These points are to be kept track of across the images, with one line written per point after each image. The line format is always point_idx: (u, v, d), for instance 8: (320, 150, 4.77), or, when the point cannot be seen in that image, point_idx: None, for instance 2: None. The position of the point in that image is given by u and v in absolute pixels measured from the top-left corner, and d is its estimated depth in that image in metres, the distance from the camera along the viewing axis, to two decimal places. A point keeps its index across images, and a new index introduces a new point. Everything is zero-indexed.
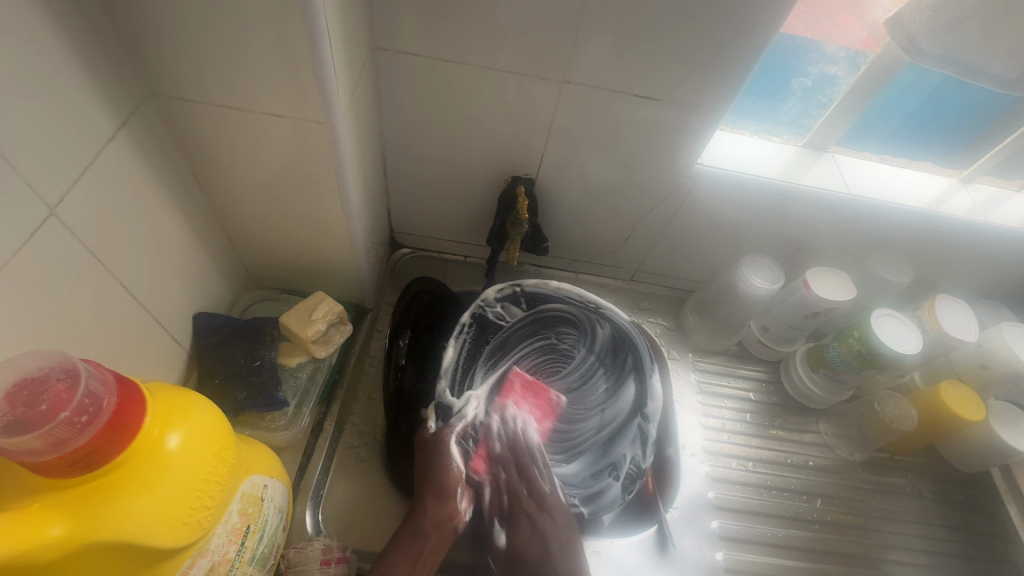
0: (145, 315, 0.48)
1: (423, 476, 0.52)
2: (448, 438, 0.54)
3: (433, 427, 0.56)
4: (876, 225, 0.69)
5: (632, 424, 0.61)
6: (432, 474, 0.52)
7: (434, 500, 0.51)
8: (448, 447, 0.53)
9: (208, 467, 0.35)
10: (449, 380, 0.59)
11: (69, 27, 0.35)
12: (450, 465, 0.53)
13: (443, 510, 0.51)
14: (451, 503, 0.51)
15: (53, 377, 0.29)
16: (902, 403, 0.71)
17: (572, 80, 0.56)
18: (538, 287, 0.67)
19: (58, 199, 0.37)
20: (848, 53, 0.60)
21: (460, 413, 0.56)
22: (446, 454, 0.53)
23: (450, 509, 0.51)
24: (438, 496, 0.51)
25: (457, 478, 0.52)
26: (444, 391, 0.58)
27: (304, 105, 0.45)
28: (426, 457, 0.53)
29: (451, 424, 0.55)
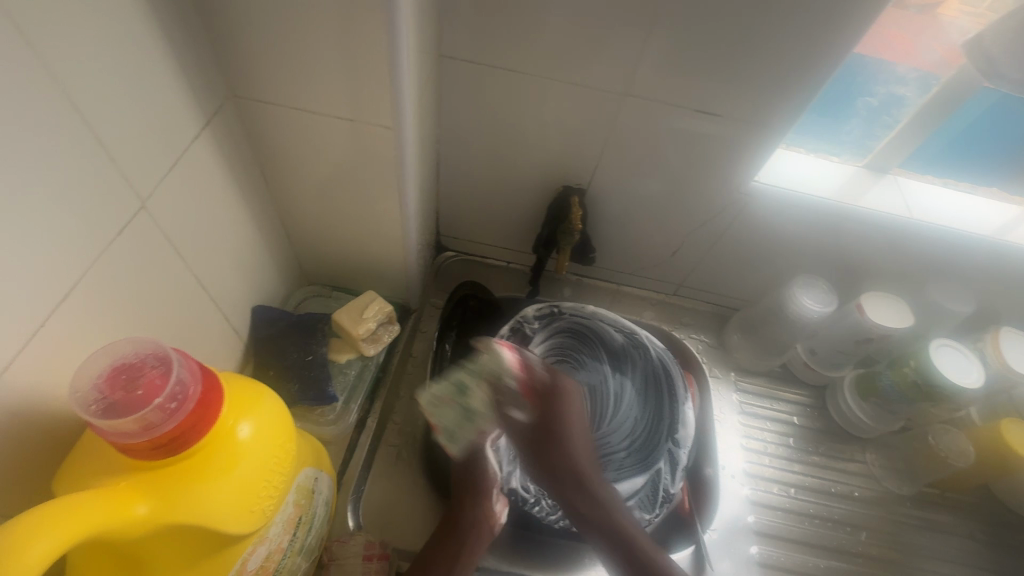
0: (212, 306, 0.50)
1: (463, 479, 0.58)
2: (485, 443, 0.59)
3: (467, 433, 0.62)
4: (937, 253, 0.67)
5: (663, 448, 0.63)
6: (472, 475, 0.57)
7: (474, 499, 0.56)
8: (488, 455, 0.59)
9: (273, 460, 0.37)
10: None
11: (168, 31, 0.37)
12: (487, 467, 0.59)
13: (480, 511, 0.56)
14: (489, 503, 0.57)
15: (148, 363, 0.31)
16: (959, 438, 0.68)
17: (633, 93, 0.56)
18: (577, 309, 0.70)
19: (148, 193, 0.39)
20: (920, 74, 0.59)
21: (494, 419, 0.61)
22: (486, 463, 0.59)
23: (485, 510, 0.56)
24: (474, 495, 0.57)
25: (493, 480, 0.58)
26: None
27: (375, 111, 0.46)
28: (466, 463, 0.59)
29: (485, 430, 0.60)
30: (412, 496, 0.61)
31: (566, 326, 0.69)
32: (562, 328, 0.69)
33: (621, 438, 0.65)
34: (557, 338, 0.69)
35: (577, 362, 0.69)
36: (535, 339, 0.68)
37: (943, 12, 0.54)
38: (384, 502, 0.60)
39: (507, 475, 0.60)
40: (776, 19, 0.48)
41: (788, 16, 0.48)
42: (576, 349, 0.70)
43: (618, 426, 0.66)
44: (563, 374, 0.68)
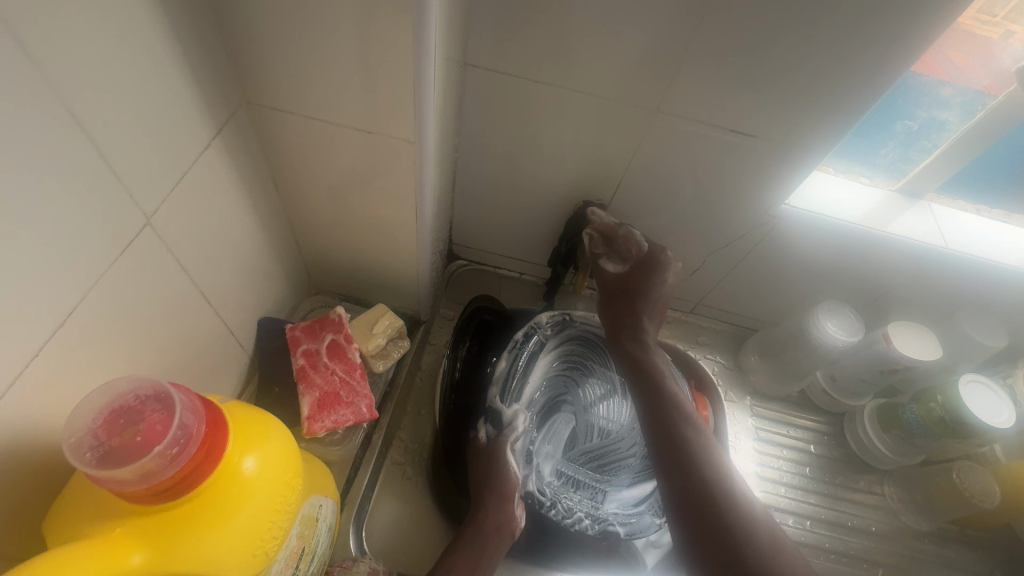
0: (217, 321, 0.48)
1: (483, 482, 0.55)
2: (506, 446, 0.56)
3: (483, 436, 0.58)
4: (969, 284, 0.65)
5: None
6: (493, 478, 0.55)
7: (496, 504, 0.53)
8: (508, 456, 0.56)
9: (280, 498, 0.35)
10: (501, 389, 0.59)
11: (182, 35, 0.35)
12: (509, 472, 0.55)
13: (502, 515, 0.53)
14: (510, 508, 0.54)
15: (149, 405, 0.29)
16: (983, 476, 0.66)
17: (664, 109, 0.54)
18: (588, 318, 0.67)
19: (154, 209, 0.36)
20: (966, 98, 0.55)
21: (511, 423, 0.57)
22: (504, 463, 0.56)
23: (508, 514, 0.53)
24: (498, 499, 0.54)
25: (515, 484, 0.55)
26: (495, 399, 0.59)
27: (396, 125, 0.43)
28: (485, 466, 0.56)
29: (506, 434, 0.57)
30: (419, 516, 0.59)
31: (578, 334, 0.66)
32: (573, 336, 0.66)
33: (630, 444, 0.64)
34: (567, 346, 0.66)
35: (585, 369, 0.67)
36: (548, 345, 0.64)
37: (960, 21, 0.50)
38: (389, 523, 0.59)
39: (526, 479, 0.57)
40: (823, 39, 0.46)
41: (835, 37, 0.46)
42: (585, 355, 0.67)
43: (626, 431, 0.65)
44: (573, 380, 0.66)
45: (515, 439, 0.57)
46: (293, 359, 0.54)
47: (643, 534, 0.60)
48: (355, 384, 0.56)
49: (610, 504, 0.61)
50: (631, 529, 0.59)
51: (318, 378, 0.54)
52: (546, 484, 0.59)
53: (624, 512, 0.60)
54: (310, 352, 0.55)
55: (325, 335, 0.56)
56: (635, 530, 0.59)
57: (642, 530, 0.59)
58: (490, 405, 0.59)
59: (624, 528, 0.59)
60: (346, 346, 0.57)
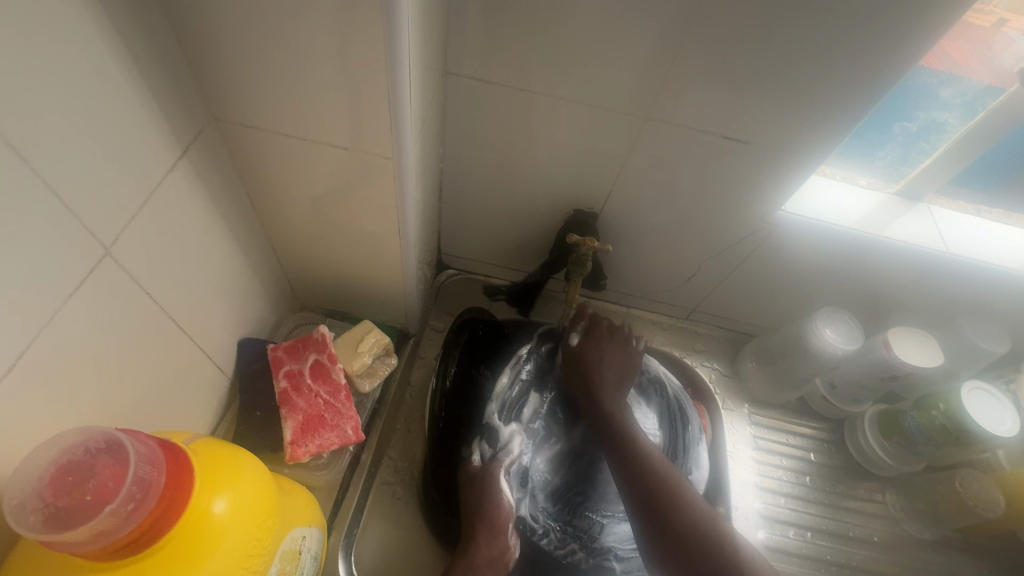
0: (192, 347, 0.46)
1: (474, 512, 0.52)
2: (498, 472, 0.54)
3: (476, 460, 0.56)
4: (970, 288, 0.63)
5: None
6: (485, 509, 0.52)
7: (487, 537, 0.51)
8: (499, 482, 0.54)
9: (253, 542, 0.32)
10: (498, 405, 0.59)
11: (138, 54, 0.33)
12: (500, 499, 0.53)
13: (494, 548, 0.50)
14: (502, 540, 0.51)
15: (99, 458, 0.27)
16: (987, 484, 0.64)
17: (654, 116, 0.52)
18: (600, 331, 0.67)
19: (113, 238, 0.34)
20: (966, 98, 0.53)
21: (507, 445, 0.57)
22: (498, 489, 0.54)
23: (500, 547, 0.51)
24: (489, 532, 0.51)
25: (508, 515, 0.53)
26: (493, 416, 0.58)
27: (372, 140, 0.42)
28: (475, 493, 0.54)
29: (500, 458, 0.56)
30: (410, 538, 0.58)
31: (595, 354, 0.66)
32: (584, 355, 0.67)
33: None
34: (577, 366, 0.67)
35: None
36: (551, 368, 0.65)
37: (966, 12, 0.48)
38: (378, 546, 0.57)
39: (518, 503, 0.56)
40: (815, 44, 0.44)
41: (828, 40, 0.44)
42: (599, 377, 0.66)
43: None
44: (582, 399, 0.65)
45: (509, 463, 0.56)
46: (275, 381, 0.53)
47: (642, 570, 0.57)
48: (340, 406, 0.54)
49: (609, 534, 0.58)
50: (629, 567, 0.57)
51: (301, 401, 0.53)
52: (541, 510, 0.57)
53: (622, 544, 0.57)
54: (293, 373, 0.54)
55: (308, 356, 0.55)
56: (634, 567, 0.57)
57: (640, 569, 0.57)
58: (487, 423, 0.58)
59: (620, 564, 0.57)
60: (330, 367, 0.55)
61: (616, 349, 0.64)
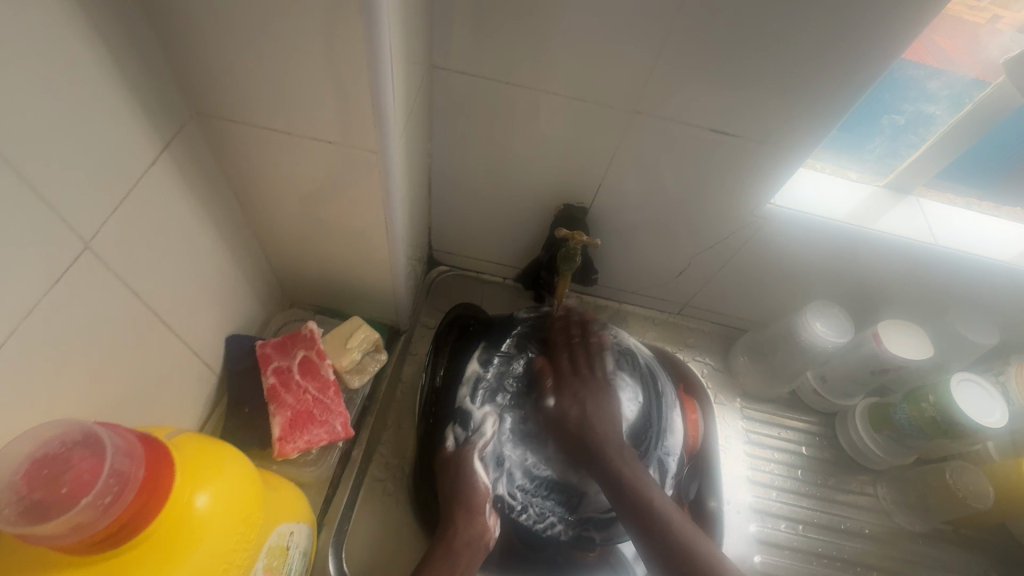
0: (178, 343, 0.46)
1: (451, 496, 0.53)
2: (471, 456, 0.54)
3: (451, 445, 0.57)
4: (961, 281, 0.63)
5: (657, 455, 0.60)
6: (461, 492, 0.52)
7: (466, 519, 0.51)
8: (474, 465, 0.54)
9: (236, 537, 0.32)
10: (470, 390, 0.60)
11: (114, 46, 0.33)
12: (476, 482, 0.53)
13: (474, 529, 0.51)
14: (481, 520, 0.51)
15: (76, 452, 0.27)
16: (977, 476, 0.65)
17: (641, 110, 0.52)
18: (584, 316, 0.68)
19: (93, 232, 0.34)
20: (953, 90, 0.53)
21: (478, 428, 0.57)
22: (471, 472, 0.54)
23: (480, 527, 0.51)
24: (467, 514, 0.51)
25: (484, 496, 0.53)
26: (464, 398, 0.59)
27: (356, 134, 0.41)
28: (452, 478, 0.54)
29: (473, 440, 0.56)
30: (401, 535, 0.58)
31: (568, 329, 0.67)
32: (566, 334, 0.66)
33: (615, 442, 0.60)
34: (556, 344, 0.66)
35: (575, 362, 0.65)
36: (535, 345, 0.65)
37: (952, 7, 0.47)
38: (369, 542, 0.57)
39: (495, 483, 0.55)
40: (800, 36, 0.44)
41: (812, 32, 0.44)
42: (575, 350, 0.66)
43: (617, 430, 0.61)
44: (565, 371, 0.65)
45: (483, 445, 0.56)
46: (263, 377, 0.53)
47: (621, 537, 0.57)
48: (329, 402, 0.54)
49: (589, 504, 0.57)
50: (608, 535, 0.57)
51: (289, 398, 0.53)
52: (518, 488, 0.57)
53: (603, 514, 0.57)
54: (281, 369, 0.53)
55: (297, 352, 0.55)
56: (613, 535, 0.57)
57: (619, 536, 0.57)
58: (460, 407, 0.59)
59: (599, 534, 0.57)
60: (318, 363, 0.55)
61: (597, 388, 0.59)
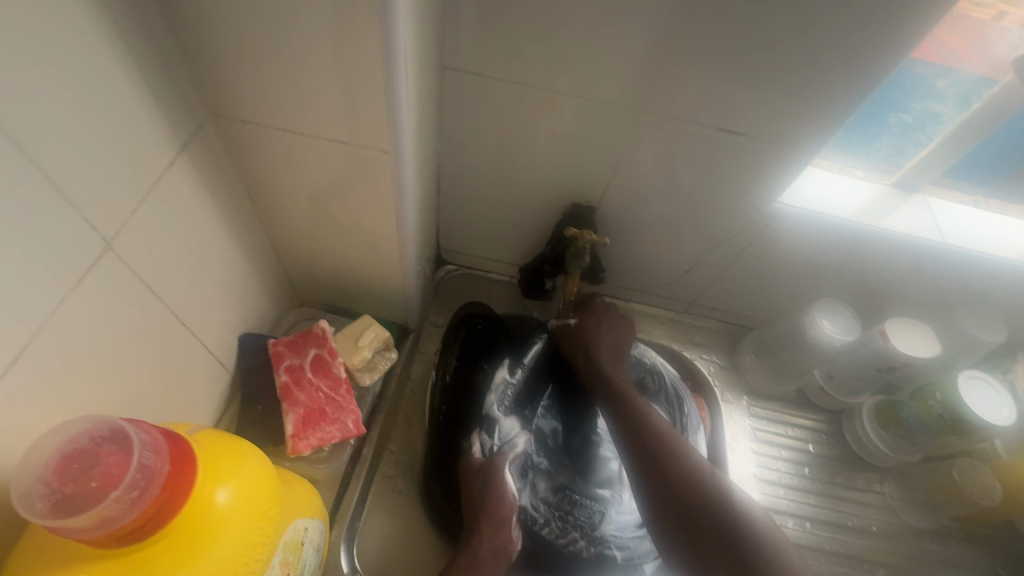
0: (193, 341, 0.46)
1: (479, 506, 0.52)
2: (502, 466, 0.55)
3: (478, 453, 0.56)
4: (969, 279, 0.63)
5: None
6: (489, 503, 0.52)
7: (492, 529, 0.51)
8: (504, 475, 0.54)
9: (255, 531, 0.33)
10: (498, 397, 0.59)
11: (135, 49, 0.33)
12: (505, 494, 0.53)
13: (499, 540, 0.51)
14: (506, 533, 0.52)
15: (105, 447, 0.28)
16: (984, 474, 0.65)
17: (650, 109, 0.52)
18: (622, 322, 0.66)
19: (114, 232, 0.35)
20: (962, 89, 0.54)
21: (511, 440, 0.58)
22: (502, 483, 0.54)
23: (504, 538, 0.51)
24: (493, 525, 0.51)
25: (511, 509, 0.53)
26: (492, 405, 0.59)
27: (369, 135, 0.42)
28: (482, 486, 0.53)
29: (502, 451, 0.57)
30: (412, 533, 0.58)
31: None
32: None
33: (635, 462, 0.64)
34: None
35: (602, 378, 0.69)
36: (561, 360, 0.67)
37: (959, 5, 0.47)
38: (379, 539, 0.57)
39: (519, 493, 0.57)
40: (808, 35, 0.44)
41: (821, 31, 0.44)
42: None
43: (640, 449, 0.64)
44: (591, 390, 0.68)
45: (512, 457, 0.57)
46: (276, 376, 0.53)
47: (642, 560, 0.58)
48: (341, 400, 0.54)
49: (609, 522, 0.59)
50: (629, 554, 0.57)
51: (302, 396, 0.53)
52: (541, 499, 0.58)
53: (623, 533, 0.58)
54: (293, 367, 0.54)
55: (309, 350, 0.55)
56: (634, 555, 0.58)
57: (641, 557, 0.58)
58: (487, 413, 0.58)
59: (620, 551, 0.58)
60: (330, 361, 0.55)
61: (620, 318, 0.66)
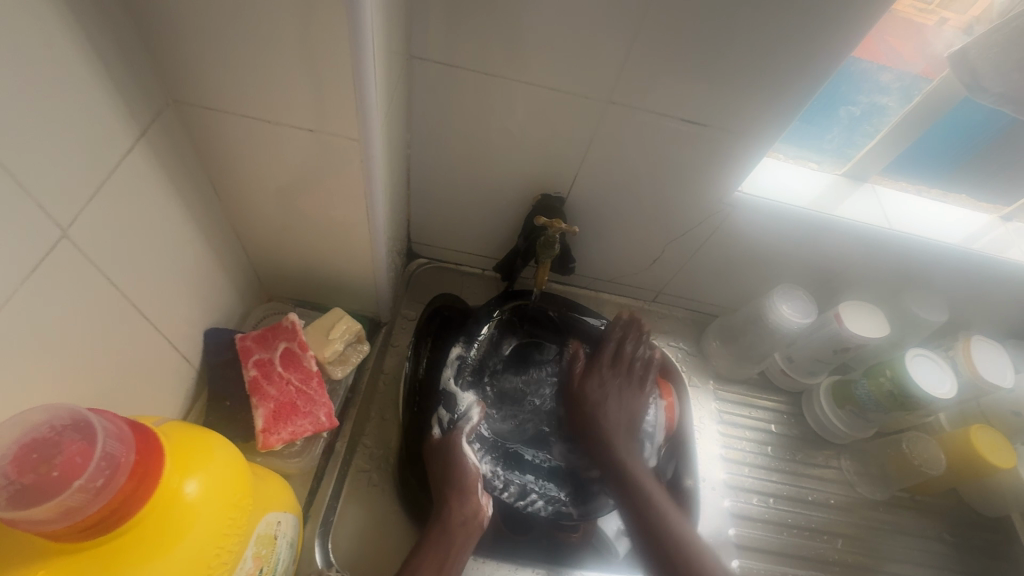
0: (155, 335, 0.45)
1: (444, 478, 0.54)
2: (459, 440, 0.56)
3: (437, 431, 0.57)
4: (914, 263, 0.67)
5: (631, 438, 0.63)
6: (452, 475, 0.53)
7: (458, 498, 0.52)
8: (463, 448, 0.55)
9: (227, 522, 0.32)
10: (455, 372, 0.61)
11: (89, 28, 0.32)
12: (466, 464, 0.54)
13: (468, 509, 0.52)
14: (475, 499, 0.53)
15: (66, 437, 0.27)
16: (931, 445, 0.69)
17: (616, 100, 0.53)
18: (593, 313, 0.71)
19: (70, 220, 0.34)
20: (903, 83, 0.57)
21: (465, 415, 0.59)
22: (461, 454, 0.55)
23: (473, 506, 0.52)
24: (461, 494, 0.52)
25: (475, 476, 0.54)
26: (450, 382, 0.60)
27: (338, 121, 0.41)
28: (442, 464, 0.55)
29: (460, 425, 0.57)
30: (387, 523, 0.58)
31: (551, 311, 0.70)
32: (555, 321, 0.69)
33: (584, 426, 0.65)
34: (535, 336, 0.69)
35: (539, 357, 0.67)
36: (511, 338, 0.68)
37: (898, 8, 0.51)
38: (355, 532, 0.57)
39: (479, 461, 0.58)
40: (763, 32, 0.47)
41: (777, 25, 0.46)
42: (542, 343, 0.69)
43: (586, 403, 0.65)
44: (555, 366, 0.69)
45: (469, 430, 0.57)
46: (244, 370, 0.52)
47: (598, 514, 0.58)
48: (312, 393, 0.54)
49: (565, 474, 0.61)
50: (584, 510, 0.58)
51: (272, 390, 0.52)
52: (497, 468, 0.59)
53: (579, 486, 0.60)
54: (263, 362, 0.53)
55: (278, 344, 0.55)
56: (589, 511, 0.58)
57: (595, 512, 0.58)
58: (445, 391, 0.60)
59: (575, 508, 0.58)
60: (301, 355, 0.55)
61: (626, 384, 0.67)
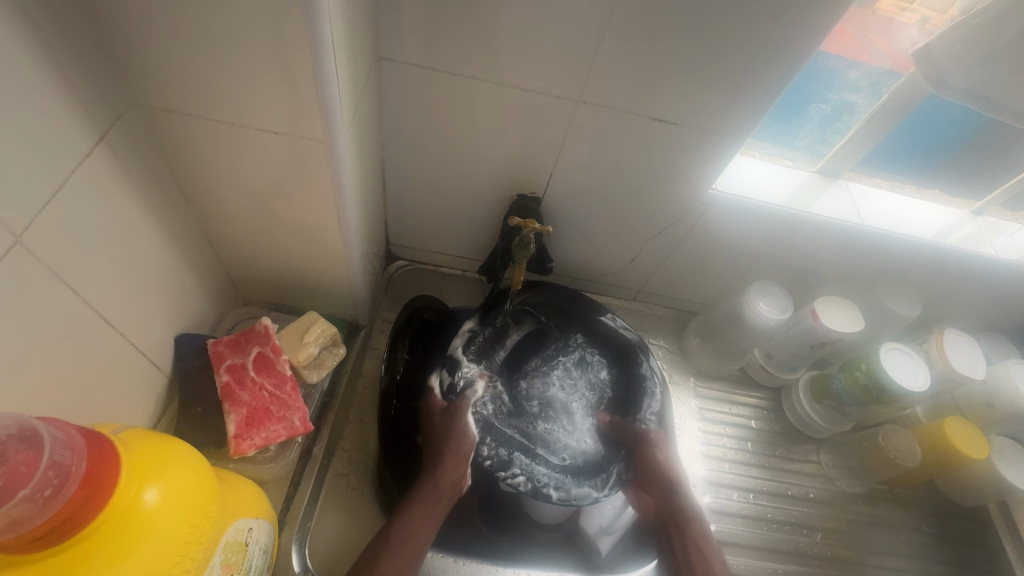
0: (122, 341, 0.44)
1: (441, 439, 0.53)
2: (465, 405, 0.55)
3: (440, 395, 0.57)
4: (887, 259, 0.68)
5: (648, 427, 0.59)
6: (447, 436, 0.53)
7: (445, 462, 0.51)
8: (466, 413, 0.54)
9: (190, 529, 0.32)
10: (464, 341, 0.60)
11: (43, 33, 0.32)
12: (465, 428, 0.53)
13: (456, 470, 0.51)
14: (462, 466, 0.52)
15: (12, 446, 0.26)
16: (907, 437, 0.70)
17: (587, 100, 0.54)
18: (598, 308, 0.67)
19: (25, 227, 0.33)
20: (872, 80, 0.57)
21: (471, 385, 0.57)
22: (464, 422, 0.54)
23: (462, 471, 0.51)
24: (452, 456, 0.52)
25: (470, 444, 0.52)
26: (457, 348, 0.59)
27: (302, 122, 0.41)
28: (445, 424, 0.54)
29: (465, 392, 0.56)
30: (364, 528, 0.57)
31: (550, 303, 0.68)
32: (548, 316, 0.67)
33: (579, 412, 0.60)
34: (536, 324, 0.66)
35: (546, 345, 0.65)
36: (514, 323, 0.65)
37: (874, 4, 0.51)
38: (333, 537, 0.56)
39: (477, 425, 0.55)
40: (729, 31, 0.47)
41: (741, 25, 0.47)
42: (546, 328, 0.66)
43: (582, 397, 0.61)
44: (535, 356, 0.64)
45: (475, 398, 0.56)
46: (216, 376, 0.52)
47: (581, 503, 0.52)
48: (286, 397, 0.53)
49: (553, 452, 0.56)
50: (567, 495, 0.52)
51: (245, 395, 0.52)
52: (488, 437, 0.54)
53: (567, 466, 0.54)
54: (235, 367, 0.53)
55: (251, 349, 0.54)
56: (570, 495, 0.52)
57: (578, 498, 0.52)
58: (452, 355, 0.59)
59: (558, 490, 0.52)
60: (274, 359, 0.54)
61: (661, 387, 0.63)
